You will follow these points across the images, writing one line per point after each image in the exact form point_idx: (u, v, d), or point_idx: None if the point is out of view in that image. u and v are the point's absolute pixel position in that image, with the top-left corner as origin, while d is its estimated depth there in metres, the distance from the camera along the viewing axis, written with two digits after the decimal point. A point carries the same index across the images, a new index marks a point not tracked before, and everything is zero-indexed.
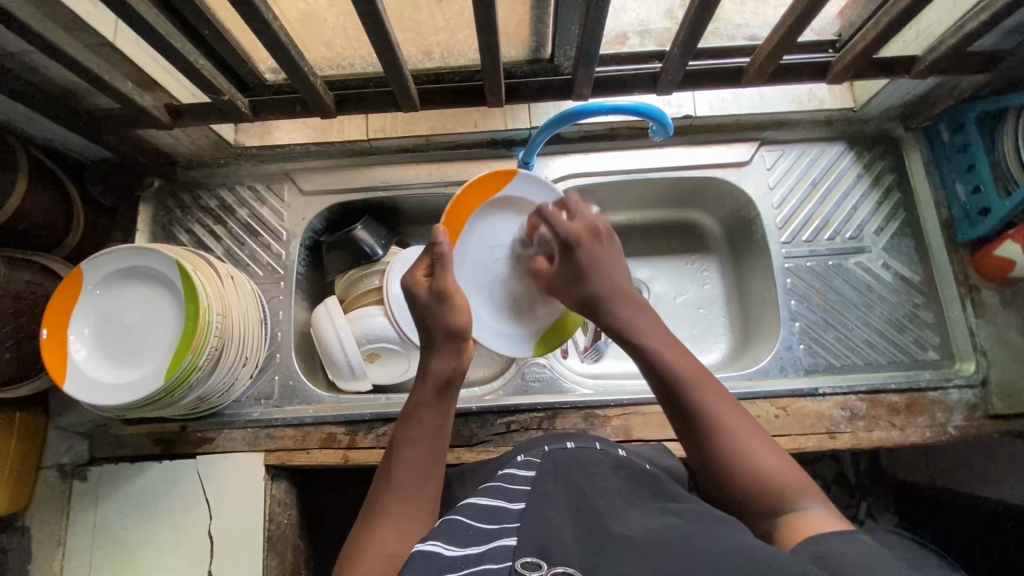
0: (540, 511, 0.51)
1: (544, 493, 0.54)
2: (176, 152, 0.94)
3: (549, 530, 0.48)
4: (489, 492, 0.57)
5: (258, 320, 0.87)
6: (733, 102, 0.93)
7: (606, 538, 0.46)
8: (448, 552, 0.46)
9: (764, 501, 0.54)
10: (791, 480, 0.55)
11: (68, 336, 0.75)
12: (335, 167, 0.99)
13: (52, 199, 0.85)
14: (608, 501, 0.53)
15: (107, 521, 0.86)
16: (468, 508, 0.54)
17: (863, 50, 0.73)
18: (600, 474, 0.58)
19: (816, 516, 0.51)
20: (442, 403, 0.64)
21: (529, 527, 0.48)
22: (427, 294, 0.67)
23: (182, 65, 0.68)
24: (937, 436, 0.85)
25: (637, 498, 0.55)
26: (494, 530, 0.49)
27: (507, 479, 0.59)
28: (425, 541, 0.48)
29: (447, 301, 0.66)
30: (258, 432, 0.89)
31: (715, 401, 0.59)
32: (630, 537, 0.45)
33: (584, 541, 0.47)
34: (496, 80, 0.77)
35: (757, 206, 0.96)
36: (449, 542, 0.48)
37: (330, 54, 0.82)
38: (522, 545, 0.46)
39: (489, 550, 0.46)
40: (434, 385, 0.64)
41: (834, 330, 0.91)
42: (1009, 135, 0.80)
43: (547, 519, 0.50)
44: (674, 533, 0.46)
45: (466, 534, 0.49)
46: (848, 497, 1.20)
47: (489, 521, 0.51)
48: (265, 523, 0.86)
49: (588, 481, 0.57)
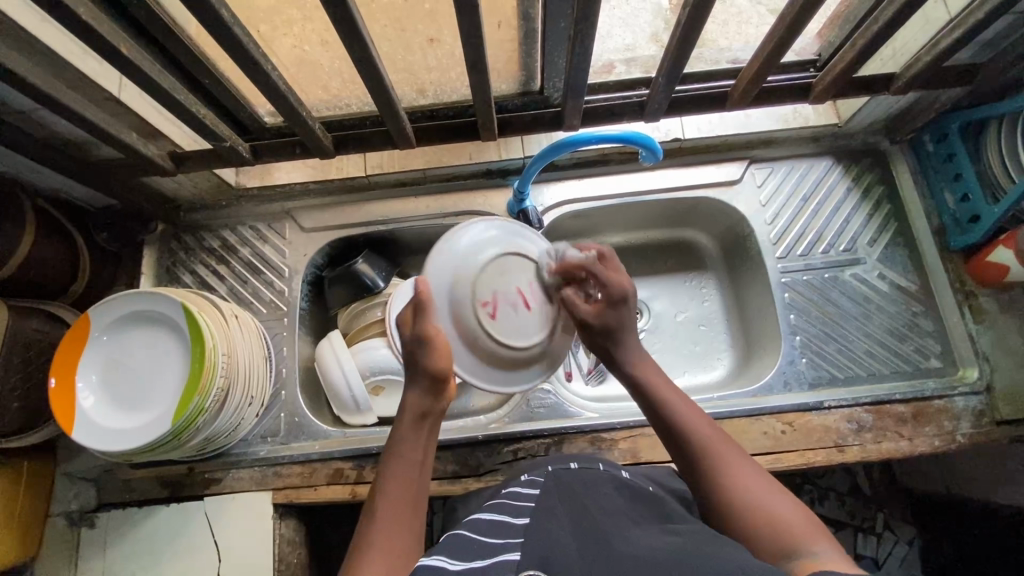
0: (541, 525, 0.52)
1: (549, 511, 0.55)
2: (179, 195, 0.97)
3: (552, 541, 0.49)
4: (490, 512, 0.59)
5: (263, 357, 0.88)
6: (720, 123, 0.96)
7: (609, 551, 0.47)
8: (452, 568, 0.49)
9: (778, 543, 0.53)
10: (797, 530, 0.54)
11: (76, 382, 0.76)
12: (334, 203, 1.01)
13: (58, 248, 0.87)
14: (609, 518, 0.54)
15: (116, 568, 0.86)
16: (472, 527, 0.56)
17: (841, 71, 0.75)
18: (605, 493, 0.60)
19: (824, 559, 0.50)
20: (423, 434, 0.65)
21: (532, 540, 0.50)
22: (410, 337, 0.66)
23: (186, 116, 0.70)
24: (946, 445, 0.84)
25: (642, 518, 0.56)
26: (498, 545, 0.51)
27: (513, 496, 0.61)
28: (430, 558, 0.51)
29: (423, 345, 0.66)
30: (266, 470, 0.89)
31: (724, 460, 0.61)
32: (632, 549, 0.47)
33: (585, 551, 0.48)
34: (489, 116, 0.79)
35: (751, 223, 0.98)
36: (452, 558, 0.50)
37: (326, 96, 0.85)
38: (525, 557, 0.48)
39: (492, 564, 0.48)
40: (414, 416, 0.65)
41: (835, 343, 0.92)
42: (993, 144, 0.83)
43: (550, 533, 0.51)
44: (676, 548, 0.47)
45: (469, 549, 0.51)
46: (863, 509, 1.22)
47: (494, 536, 0.53)
48: (275, 562, 0.85)
49: (591, 499, 0.58)
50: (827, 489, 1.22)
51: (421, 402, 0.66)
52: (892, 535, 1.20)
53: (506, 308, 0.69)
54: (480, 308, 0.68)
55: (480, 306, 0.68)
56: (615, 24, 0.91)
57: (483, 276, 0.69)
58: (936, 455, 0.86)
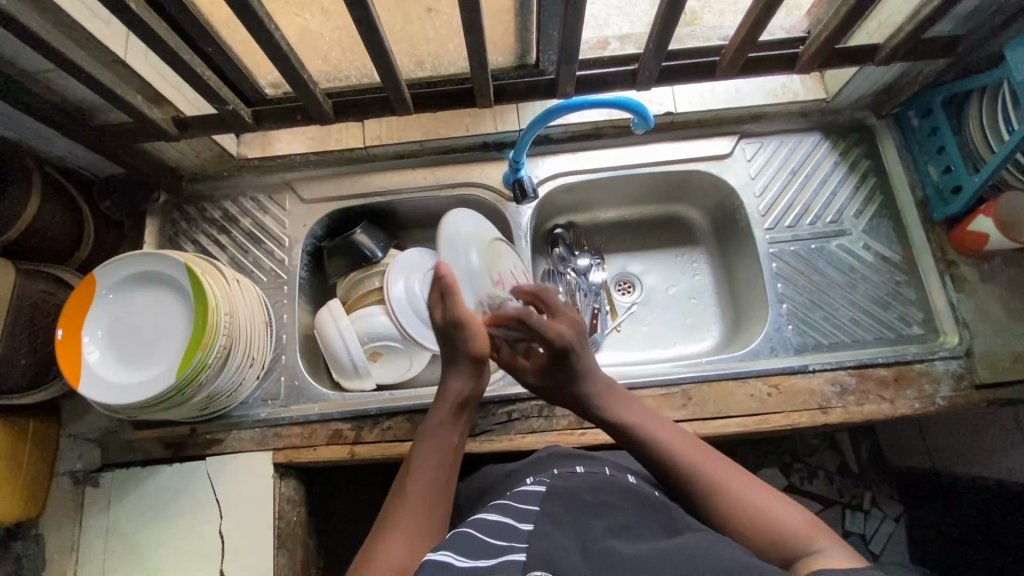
0: (545, 532, 0.54)
1: (551, 513, 0.57)
2: (181, 165, 0.99)
3: (555, 544, 0.52)
4: (496, 509, 0.61)
5: (264, 322, 0.90)
6: (711, 97, 0.99)
7: (613, 560, 0.50)
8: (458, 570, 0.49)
9: (780, 550, 0.56)
10: (802, 528, 0.56)
11: (81, 338, 0.78)
12: (334, 175, 1.03)
13: (64, 213, 0.89)
14: (613, 527, 0.56)
15: (119, 525, 0.88)
16: (478, 523, 0.58)
17: (826, 39, 0.77)
18: (610, 499, 0.61)
19: (828, 555, 0.53)
20: (458, 423, 0.71)
21: (537, 545, 0.52)
22: (444, 326, 0.70)
23: (190, 76, 0.72)
24: (927, 407, 0.87)
25: (648, 526, 0.58)
26: (503, 544, 0.53)
27: (515, 497, 0.63)
28: (437, 552, 0.52)
29: (462, 327, 0.70)
30: (266, 431, 0.91)
31: (709, 471, 0.63)
32: (635, 561, 0.49)
33: (590, 560, 0.50)
34: (485, 82, 0.81)
35: (740, 196, 1.00)
36: (459, 552, 0.52)
37: (327, 67, 0.87)
38: (530, 558, 0.50)
39: (497, 569, 0.49)
40: (451, 405, 0.72)
41: (820, 310, 0.94)
42: (975, 117, 0.85)
43: (554, 540, 0.52)
44: (680, 556, 0.49)
45: (475, 551, 0.52)
46: (851, 487, 1.24)
47: (499, 539, 0.54)
48: (275, 520, 0.87)
49: (593, 502, 0.60)
50: (815, 467, 1.25)
51: (454, 394, 0.72)
52: (880, 512, 1.23)
53: (502, 305, 0.79)
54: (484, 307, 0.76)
55: (484, 306, 0.77)
56: (613, 13, 0.93)
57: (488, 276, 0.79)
58: (917, 417, 0.89)
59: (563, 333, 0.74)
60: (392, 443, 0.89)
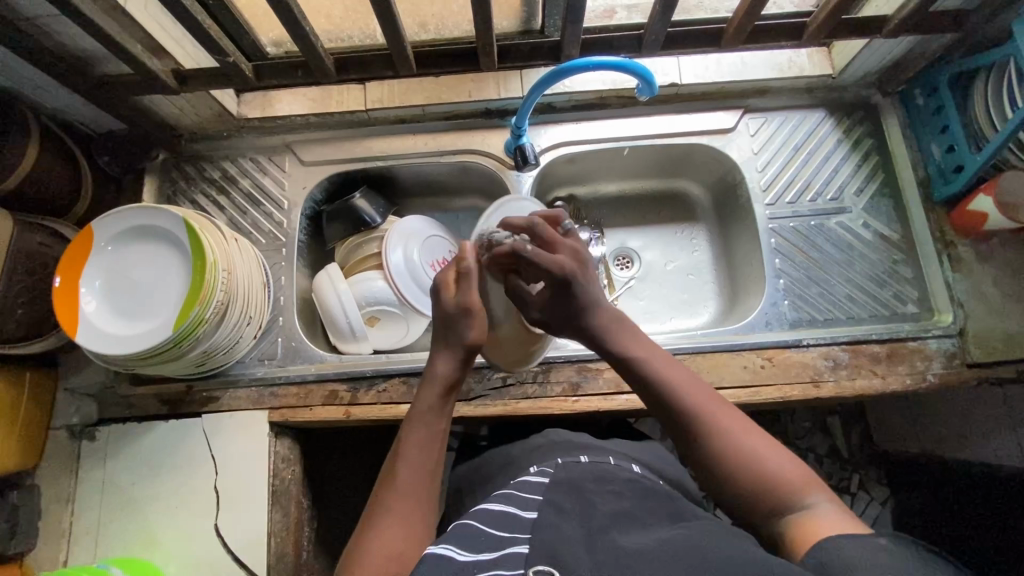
0: (549, 520, 0.55)
1: (556, 504, 0.58)
2: (181, 123, 0.98)
3: (558, 533, 0.53)
4: (500, 500, 0.61)
5: (262, 284, 0.91)
6: (716, 69, 0.97)
7: (615, 549, 0.50)
8: (460, 557, 0.50)
9: (771, 497, 0.56)
10: (792, 473, 0.57)
11: (80, 288, 0.78)
12: (334, 138, 1.03)
13: (62, 166, 0.88)
14: (615, 518, 0.56)
15: (116, 479, 0.89)
16: (480, 514, 0.58)
17: (835, 7, 0.76)
18: (612, 491, 0.62)
19: (822, 511, 0.54)
20: (444, 407, 0.67)
21: (540, 532, 0.53)
22: (452, 306, 0.69)
23: (191, 25, 0.71)
24: (917, 383, 0.88)
25: (653, 517, 0.59)
26: (506, 537, 0.53)
27: (520, 488, 0.63)
28: (438, 544, 0.52)
29: (463, 313, 0.69)
30: (262, 390, 0.92)
31: (707, 412, 0.62)
32: (639, 546, 0.50)
33: (594, 547, 0.51)
34: (489, 41, 0.80)
35: (742, 170, 1.00)
36: (461, 546, 0.52)
37: (331, 26, 0.87)
38: (533, 553, 0.50)
39: (502, 557, 0.50)
40: (434, 389, 0.67)
41: (817, 286, 0.95)
42: (979, 97, 0.85)
43: (556, 526, 0.54)
44: (679, 541, 0.51)
45: (478, 539, 0.53)
46: (840, 470, 1.27)
47: (502, 528, 0.55)
48: (269, 478, 0.89)
49: (596, 497, 0.60)
50: (805, 449, 1.27)
51: (442, 376, 0.67)
52: (867, 496, 1.26)
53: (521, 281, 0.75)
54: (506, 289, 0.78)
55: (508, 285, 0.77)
56: None
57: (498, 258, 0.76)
58: (908, 393, 0.90)
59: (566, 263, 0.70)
60: (387, 404, 0.90)
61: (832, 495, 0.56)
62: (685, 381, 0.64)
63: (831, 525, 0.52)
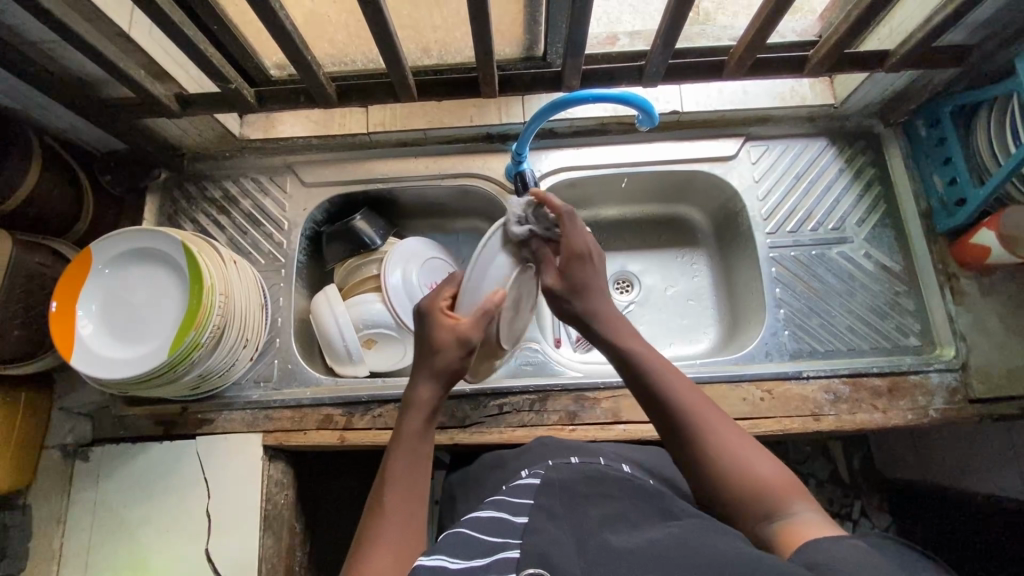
0: (540, 523, 0.53)
1: (547, 507, 0.56)
2: (183, 143, 0.98)
3: (549, 536, 0.51)
4: (491, 506, 0.59)
5: (259, 305, 0.90)
6: (718, 98, 0.98)
7: (605, 551, 0.48)
8: (452, 565, 0.50)
9: (752, 501, 0.55)
10: (781, 482, 0.55)
11: (76, 311, 0.78)
12: (335, 160, 1.03)
13: (63, 185, 0.89)
14: (606, 522, 0.54)
15: (107, 501, 0.88)
16: (473, 522, 0.57)
17: (837, 43, 0.76)
18: (604, 495, 0.60)
19: (805, 519, 0.52)
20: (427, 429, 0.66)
21: (531, 535, 0.51)
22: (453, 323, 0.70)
23: (194, 53, 0.71)
24: (919, 418, 0.87)
25: (643, 520, 0.56)
26: (497, 542, 0.52)
27: (513, 492, 0.62)
28: (429, 556, 0.51)
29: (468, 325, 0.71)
30: (257, 413, 0.91)
31: (696, 410, 0.61)
32: (630, 547, 0.48)
33: (584, 550, 0.49)
34: (490, 71, 0.80)
35: (742, 198, 1.00)
36: (453, 555, 0.52)
37: (333, 50, 0.88)
38: (525, 554, 0.49)
39: (493, 562, 0.50)
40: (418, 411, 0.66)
41: (817, 316, 0.94)
42: (983, 131, 0.85)
43: (547, 529, 0.52)
44: (671, 541, 0.48)
45: (469, 547, 0.53)
46: (841, 495, 1.26)
47: (493, 534, 0.54)
48: (262, 502, 0.88)
49: (589, 504, 0.58)
50: (806, 474, 1.26)
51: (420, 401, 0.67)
52: (869, 522, 1.24)
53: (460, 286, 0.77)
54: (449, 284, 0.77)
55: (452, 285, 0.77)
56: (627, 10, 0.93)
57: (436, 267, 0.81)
58: (909, 428, 0.89)
59: (580, 247, 0.71)
60: (382, 430, 0.89)
61: (817, 507, 0.54)
62: (678, 384, 0.64)
63: (811, 531, 0.50)
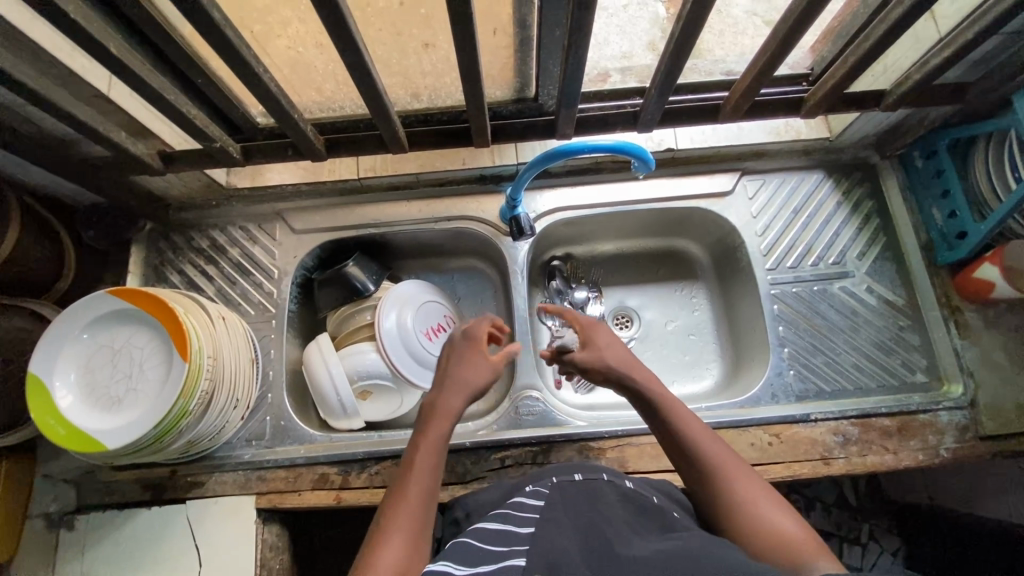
0: (547, 537, 0.50)
1: (553, 519, 0.54)
2: (169, 194, 0.96)
3: (557, 549, 0.48)
4: (497, 518, 0.57)
5: (250, 361, 0.87)
6: (712, 135, 0.97)
7: (612, 561, 0.46)
8: (457, 572, 0.47)
9: (777, 550, 0.53)
10: (802, 535, 0.54)
11: (54, 382, 0.75)
12: (326, 206, 1.01)
13: (45, 245, 0.86)
14: (615, 526, 0.52)
15: (93, 572, 0.84)
16: (477, 533, 0.54)
17: (832, 87, 0.75)
18: (610, 504, 0.57)
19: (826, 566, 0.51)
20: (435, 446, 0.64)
21: (538, 548, 0.49)
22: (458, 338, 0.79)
23: (177, 116, 0.69)
24: (930, 459, 0.85)
25: (644, 530, 0.54)
26: (503, 551, 0.50)
27: (516, 508, 0.59)
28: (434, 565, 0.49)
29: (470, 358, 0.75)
30: (249, 475, 0.88)
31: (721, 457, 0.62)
32: (640, 563, 0.45)
33: (592, 561, 0.47)
34: (482, 121, 0.79)
35: (741, 234, 0.98)
36: (459, 563, 0.49)
37: (320, 97, 0.85)
38: (531, 564, 0.47)
39: (498, 569, 0.47)
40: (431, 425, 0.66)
41: (822, 355, 0.92)
42: (981, 166, 0.83)
43: (555, 543, 0.49)
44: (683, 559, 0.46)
45: (474, 555, 0.50)
46: (848, 518, 1.19)
47: (500, 544, 0.51)
48: (257, 568, 0.84)
49: (598, 511, 0.55)
50: (812, 498, 1.19)
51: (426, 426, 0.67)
52: (877, 546, 1.17)
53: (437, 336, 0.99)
54: (430, 333, 0.98)
55: (432, 334, 0.98)
56: (613, 31, 0.91)
57: (416, 317, 0.97)
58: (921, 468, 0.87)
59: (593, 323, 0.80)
60: (380, 489, 0.86)
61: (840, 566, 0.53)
62: (702, 433, 0.64)
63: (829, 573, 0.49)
